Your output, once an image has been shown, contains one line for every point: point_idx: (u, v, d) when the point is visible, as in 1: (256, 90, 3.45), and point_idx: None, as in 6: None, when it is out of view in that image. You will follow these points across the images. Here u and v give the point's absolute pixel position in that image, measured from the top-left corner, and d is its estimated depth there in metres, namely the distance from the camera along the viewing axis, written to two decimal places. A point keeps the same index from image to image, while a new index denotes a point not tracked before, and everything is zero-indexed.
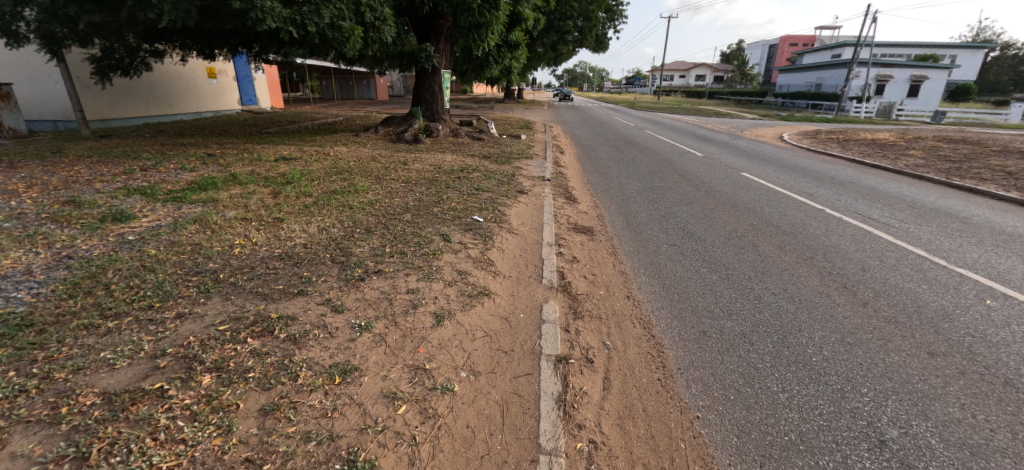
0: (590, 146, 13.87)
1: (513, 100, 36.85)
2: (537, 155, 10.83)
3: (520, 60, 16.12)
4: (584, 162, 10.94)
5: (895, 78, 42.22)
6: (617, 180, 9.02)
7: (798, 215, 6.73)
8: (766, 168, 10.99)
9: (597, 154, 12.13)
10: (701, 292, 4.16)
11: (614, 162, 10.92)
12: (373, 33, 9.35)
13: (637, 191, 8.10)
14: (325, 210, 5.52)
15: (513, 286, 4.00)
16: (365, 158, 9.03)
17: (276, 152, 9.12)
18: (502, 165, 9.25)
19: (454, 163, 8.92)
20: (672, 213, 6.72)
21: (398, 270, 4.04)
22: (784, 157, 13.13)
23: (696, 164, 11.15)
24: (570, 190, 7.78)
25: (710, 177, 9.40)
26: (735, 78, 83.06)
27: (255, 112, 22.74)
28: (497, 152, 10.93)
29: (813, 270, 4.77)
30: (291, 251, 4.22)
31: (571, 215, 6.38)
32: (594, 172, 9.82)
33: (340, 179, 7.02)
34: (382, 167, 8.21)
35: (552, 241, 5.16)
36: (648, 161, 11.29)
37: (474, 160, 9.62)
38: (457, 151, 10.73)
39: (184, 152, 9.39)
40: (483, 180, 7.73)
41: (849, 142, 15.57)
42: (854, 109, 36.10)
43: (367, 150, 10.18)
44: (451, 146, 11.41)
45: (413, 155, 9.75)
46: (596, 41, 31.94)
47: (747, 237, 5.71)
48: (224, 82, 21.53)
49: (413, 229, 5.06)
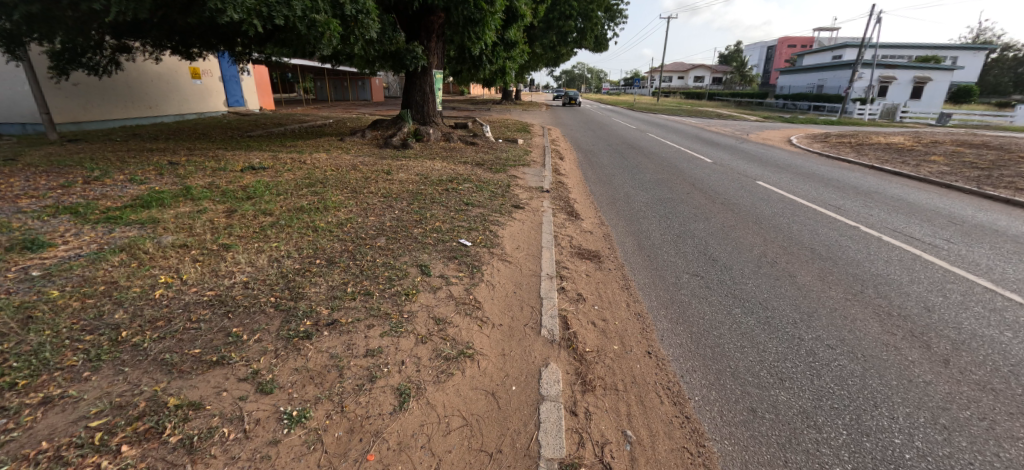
0: (591, 151, 13.04)
1: (510, 102, 36.01)
2: (535, 162, 9.99)
3: (517, 59, 15.26)
4: (585, 169, 10.11)
5: (899, 80, 41.50)
6: (623, 190, 8.18)
7: (832, 234, 5.90)
8: (782, 176, 10.17)
9: (599, 160, 11.30)
10: (739, 344, 3.33)
11: (618, 169, 10.08)
12: (354, 28, 8.50)
13: (646, 203, 7.26)
14: (283, 233, 4.66)
15: (503, 341, 3.16)
16: (344, 166, 8.17)
17: (247, 159, 8.26)
18: (496, 174, 8.40)
19: (443, 172, 8.08)
20: (689, 232, 5.88)
21: (358, 320, 3.18)
22: (799, 163, 12.29)
23: (707, 171, 10.29)
24: (572, 204, 6.94)
25: (724, 186, 8.56)
26: (735, 80, 82.39)
27: (241, 114, 21.80)
28: (492, 158, 10.10)
29: (868, 310, 3.93)
30: (225, 295, 3.36)
31: (574, 236, 5.55)
32: (597, 180, 8.97)
33: (311, 192, 6.17)
34: (362, 177, 7.36)
35: (553, 272, 4.31)
36: (656, 168, 10.45)
37: (465, 167, 8.79)
38: (447, 157, 9.89)
39: (145, 160, 8.52)
40: (474, 192, 6.89)
41: (864, 147, 14.77)
42: (857, 111, 35.34)
43: (349, 156, 9.32)
44: (441, 151, 10.57)
45: (398, 162, 8.89)
46: (595, 41, 31.17)
47: (780, 263, 4.88)
48: (209, 83, 20.60)
49: (385, 259, 4.22)
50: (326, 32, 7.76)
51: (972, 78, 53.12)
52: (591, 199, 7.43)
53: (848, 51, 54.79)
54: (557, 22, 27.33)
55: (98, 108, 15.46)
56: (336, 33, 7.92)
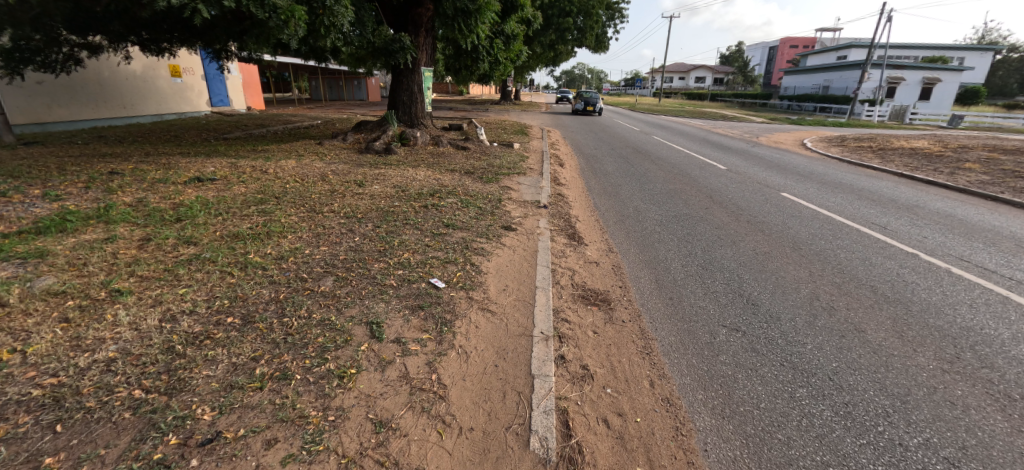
0: (594, 156, 11.98)
1: (508, 102, 34.90)
2: (532, 170, 8.91)
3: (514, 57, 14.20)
4: (588, 177, 9.04)
5: (907, 80, 40.38)
6: (633, 204, 7.13)
7: (890, 265, 4.84)
8: (807, 185, 9.11)
9: (603, 167, 10.24)
10: (818, 457, 2.30)
11: (624, 178, 9.02)
12: (325, 16, 7.45)
13: (661, 221, 6.21)
14: (200, 274, 3.59)
15: (472, 464, 2.12)
16: (312, 176, 7.08)
17: (202, 168, 7.19)
18: (487, 186, 7.31)
19: (425, 184, 7.00)
20: (716, 262, 4.82)
21: (254, 433, 2.12)
22: (821, 169, 11.19)
23: (723, 180, 9.21)
24: (573, 223, 5.88)
25: (747, 199, 7.50)
26: (737, 81, 81.20)
27: (224, 114, 20.65)
28: (484, 165, 9.04)
29: (980, 391, 2.87)
30: (68, 389, 2.30)
31: (577, 268, 4.48)
32: (602, 192, 7.91)
33: (259, 211, 5.09)
34: (328, 190, 6.28)
35: (549, 330, 3.24)
36: (666, 176, 9.37)
37: (452, 178, 7.70)
38: (434, 165, 8.81)
39: (85, 168, 7.45)
40: (458, 210, 5.82)
41: (887, 152, 13.71)
42: (866, 112, 34.26)
43: (322, 163, 8.24)
44: (429, 157, 9.51)
45: (376, 171, 7.80)
46: (596, 40, 30.20)
47: (838, 310, 3.84)
48: (190, 81, 19.46)
49: (323, 314, 3.14)
50: (290, 20, 6.74)
51: (981, 79, 52.01)
52: (596, 216, 6.38)
53: (853, 52, 53.70)
54: (555, 19, 26.61)
55: (63, 109, 14.41)
56: (302, 22, 6.93)
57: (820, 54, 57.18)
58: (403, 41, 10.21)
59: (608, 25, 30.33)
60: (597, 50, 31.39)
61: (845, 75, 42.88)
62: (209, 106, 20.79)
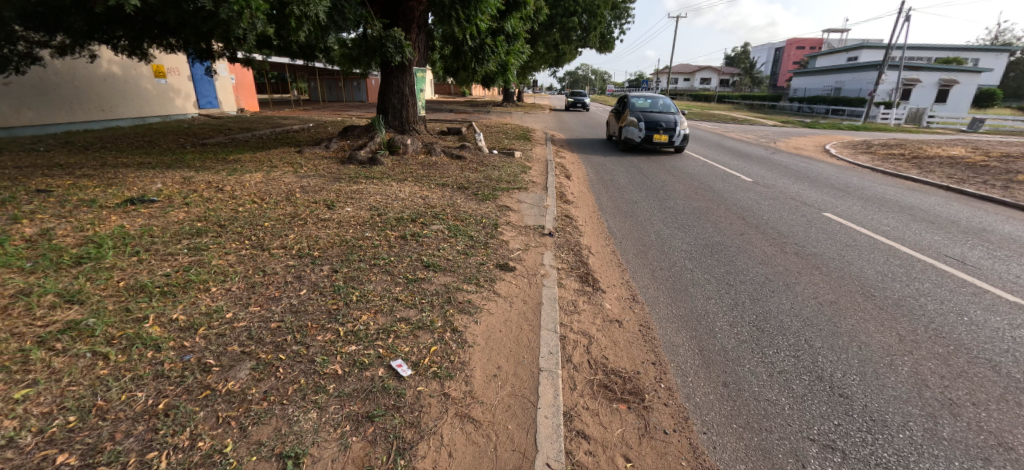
0: (603, 164, 10.87)
1: (510, 104, 33.74)
2: (534, 184, 7.79)
3: (516, 57, 13.06)
4: (600, 192, 7.94)
5: (923, 82, 38.91)
6: (654, 228, 6.02)
7: (999, 323, 3.74)
8: (848, 201, 8.00)
9: (614, 179, 9.12)
10: None
11: (640, 193, 7.90)
12: (295, 7, 6.41)
13: (691, 254, 5.11)
14: (60, 362, 2.51)
15: None
16: (276, 194, 5.99)
17: (147, 184, 6.12)
18: (482, 206, 6.20)
19: (409, 204, 5.89)
20: (774, 318, 3.73)
21: None
22: (856, 181, 10.05)
23: (752, 195, 8.08)
24: (586, 257, 4.78)
25: (787, 223, 6.39)
26: (744, 82, 79.52)
27: (212, 117, 19.61)
28: (480, 178, 7.93)
29: None
30: None
31: (595, 332, 3.37)
32: (617, 211, 6.79)
33: (187, 249, 4.00)
34: (288, 213, 5.19)
35: (559, 460, 2.17)
36: (688, 190, 8.24)
37: (442, 195, 6.59)
38: (424, 177, 7.68)
39: (15, 183, 6.40)
40: (445, 242, 4.71)
41: (922, 160, 12.55)
42: (881, 115, 32.99)
43: (293, 177, 7.16)
44: (419, 168, 8.40)
45: (354, 187, 6.69)
46: (601, 41, 29.15)
47: (964, 408, 2.74)
48: (174, 82, 18.42)
49: (215, 442, 2.05)
50: (247, 9, 5.77)
51: (997, 81, 50.34)
52: (612, 245, 5.27)
53: (865, 53, 52.25)
54: (559, 19, 25.50)
55: (33, 112, 13.42)
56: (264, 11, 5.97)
57: (831, 55, 55.71)
58: (393, 37, 9.12)
59: (614, 25, 29.27)
60: (602, 51, 30.22)
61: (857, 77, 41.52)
62: (197, 108, 19.77)
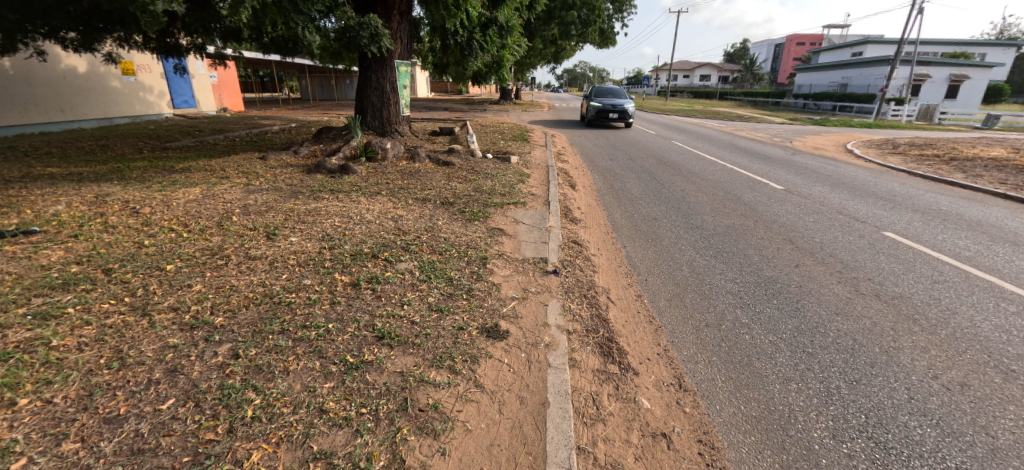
0: (611, 169, 9.59)
1: (507, 102, 32.40)
2: (533, 196, 6.53)
3: (512, 51, 11.74)
4: (611, 204, 6.68)
5: (933, 77, 37.49)
6: (686, 256, 4.77)
7: None
8: (904, 215, 6.76)
9: (626, 187, 7.84)
10: None
11: (658, 206, 6.64)
12: None
13: (742, 298, 3.87)
14: None
15: None
16: (208, 218, 4.70)
17: (46, 206, 4.86)
18: (470, 231, 4.92)
19: (376, 229, 4.62)
20: (896, 421, 2.50)
21: None
22: (897, 187, 8.81)
23: (790, 207, 6.82)
24: (606, 309, 3.53)
25: (846, 248, 5.15)
26: (745, 79, 78.09)
27: (188, 116, 18.24)
28: (471, 189, 6.64)
29: None
30: None
31: (632, 465, 2.14)
32: (635, 231, 5.53)
33: (29, 318, 2.75)
34: (209, 248, 3.93)
35: None
36: (714, 201, 6.98)
37: (421, 215, 5.31)
38: (402, 190, 6.40)
39: None
40: (412, 290, 3.43)
41: (963, 162, 11.29)
42: (891, 111, 31.74)
43: (240, 191, 5.89)
44: (398, 177, 7.09)
45: (314, 205, 5.41)
46: (602, 36, 27.90)
47: None
48: (146, 80, 17.02)
49: None
50: None
51: (1005, 76, 49.04)
52: (636, 285, 4.02)
53: (870, 49, 50.99)
54: (559, 12, 24.27)
55: None
56: None
57: (835, 50, 54.43)
58: (366, 23, 7.79)
59: (614, 19, 28.01)
60: (603, 46, 28.89)
61: (864, 73, 40.19)
62: (173, 108, 18.40)
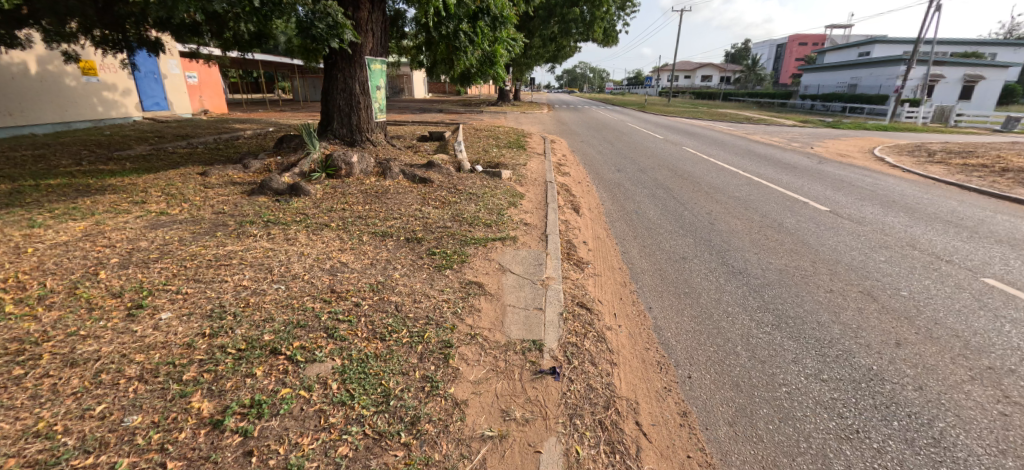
0: (620, 184, 8.20)
1: (504, 103, 30.99)
2: (526, 226, 5.13)
3: (505, 46, 10.34)
4: (625, 236, 5.29)
5: (947, 78, 35.69)
6: (737, 324, 3.40)
7: None
8: (993, 247, 5.36)
9: (640, 210, 6.45)
10: None
11: (684, 238, 5.27)
12: None
13: (843, 417, 2.49)
14: None
15: None
16: (62, 276, 3.33)
17: None
18: (437, 289, 3.53)
19: (299, 294, 3.21)
20: None
21: None
22: (958, 207, 7.42)
23: (849, 239, 5.42)
24: (636, 458, 2.16)
25: (951, 309, 3.76)
26: (749, 79, 76.51)
27: (158, 120, 16.82)
28: (449, 217, 5.23)
29: None
30: None
31: None
32: (660, 280, 4.15)
33: None
34: (22, 342, 2.55)
35: None
36: (752, 231, 5.59)
37: (372, 263, 3.91)
38: (359, 219, 5.00)
39: None
40: (313, 430, 2.07)
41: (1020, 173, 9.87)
42: (906, 113, 30.16)
43: (143, 225, 4.51)
44: (359, 200, 5.68)
45: (231, 247, 4.02)
46: (605, 34, 26.57)
47: None
48: (110, 80, 15.61)
49: None
50: None
51: (1017, 76, 47.43)
52: (676, 390, 2.65)
53: (878, 49, 49.61)
54: (559, 9, 22.95)
55: None
56: None
57: (841, 50, 52.96)
58: (324, 9, 6.34)
59: (618, 17, 26.67)
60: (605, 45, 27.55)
61: (873, 74, 38.61)
62: (142, 111, 17.00)
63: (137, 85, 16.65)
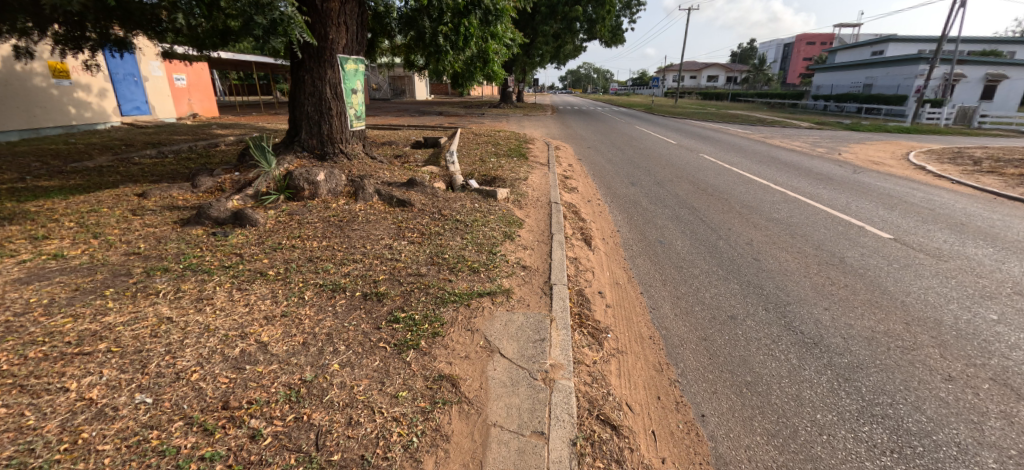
0: (636, 201, 7.04)
1: (506, 104, 29.79)
2: (524, 269, 3.97)
3: (503, 40, 9.15)
4: (652, 281, 4.13)
5: (967, 78, 33.89)
6: (838, 452, 2.27)
7: None
8: None
9: (665, 239, 5.30)
10: None
11: (727, 283, 4.12)
12: None
13: None
14: None
15: None
16: None
17: None
18: (388, 395, 2.38)
19: (168, 417, 2.09)
20: None
21: None
22: None
23: (937, 285, 4.25)
24: None
25: None
26: (756, 80, 74.76)
27: (139, 125, 15.61)
28: (425, 256, 4.06)
29: None
30: None
31: None
32: (709, 358, 3.00)
33: None
34: None
35: None
36: (811, 272, 4.42)
37: (304, 342, 2.76)
38: (307, 263, 3.84)
39: None
40: None
41: None
42: (926, 115, 28.67)
43: (13, 278, 3.40)
44: (317, 233, 4.53)
45: (109, 319, 2.88)
46: (610, 34, 25.40)
47: None
48: (85, 83, 14.44)
49: None
50: None
51: None
52: None
53: (892, 48, 48.02)
54: (562, 6, 21.91)
55: None
56: None
57: (854, 49, 51.35)
58: None
59: (623, 15, 25.52)
60: (610, 46, 26.34)
61: (888, 73, 36.77)
62: (121, 115, 15.82)
63: (114, 89, 15.45)
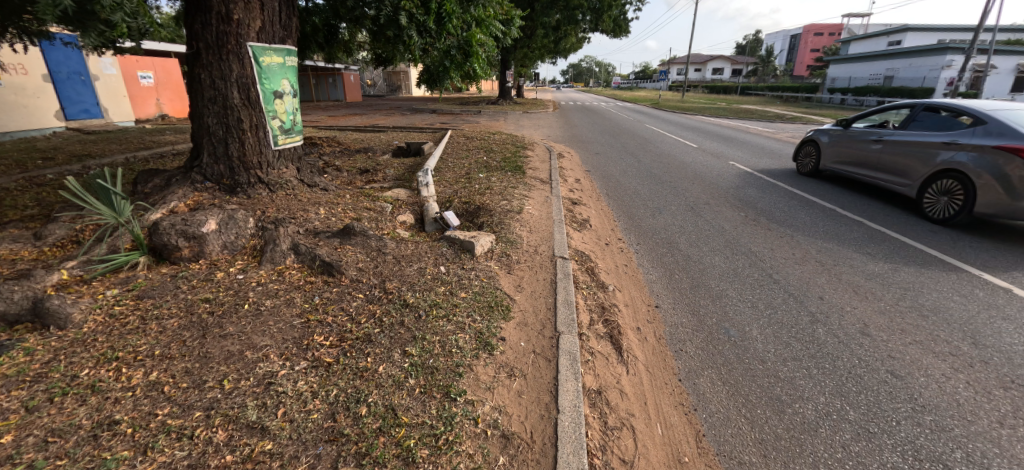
0: (672, 240, 5.15)
1: (505, 101, 27.78)
2: (504, 439, 2.11)
3: (489, 22, 7.26)
4: (742, 450, 2.26)
5: (997, 69, 31.49)
6: None
7: None
8: None
9: (732, 324, 3.42)
10: None
11: (881, 456, 2.26)
12: None
13: None
14: None
15: None
16: None
17: None
18: None
19: None
20: None
21: None
22: None
23: None
24: None
25: None
26: (766, 72, 72.24)
27: (85, 131, 13.67)
28: (323, 415, 2.18)
29: None
30: None
31: None
32: None
33: None
34: None
35: None
36: (1006, 415, 2.55)
37: None
38: (84, 445, 1.99)
39: None
40: None
41: None
42: (957, 110, 26.49)
43: None
44: (155, 345, 2.66)
45: None
46: (615, 24, 23.41)
47: None
48: (19, 85, 12.43)
49: None
50: None
51: None
52: None
53: (910, 36, 45.53)
54: None
55: None
56: None
57: (870, 40, 48.95)
58: None
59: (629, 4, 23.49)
60: (615, 37, 24.34)
61: (912, 64, 34.47)
62: (65, 120, 13.86)
63: (57, 89, 13.51)
